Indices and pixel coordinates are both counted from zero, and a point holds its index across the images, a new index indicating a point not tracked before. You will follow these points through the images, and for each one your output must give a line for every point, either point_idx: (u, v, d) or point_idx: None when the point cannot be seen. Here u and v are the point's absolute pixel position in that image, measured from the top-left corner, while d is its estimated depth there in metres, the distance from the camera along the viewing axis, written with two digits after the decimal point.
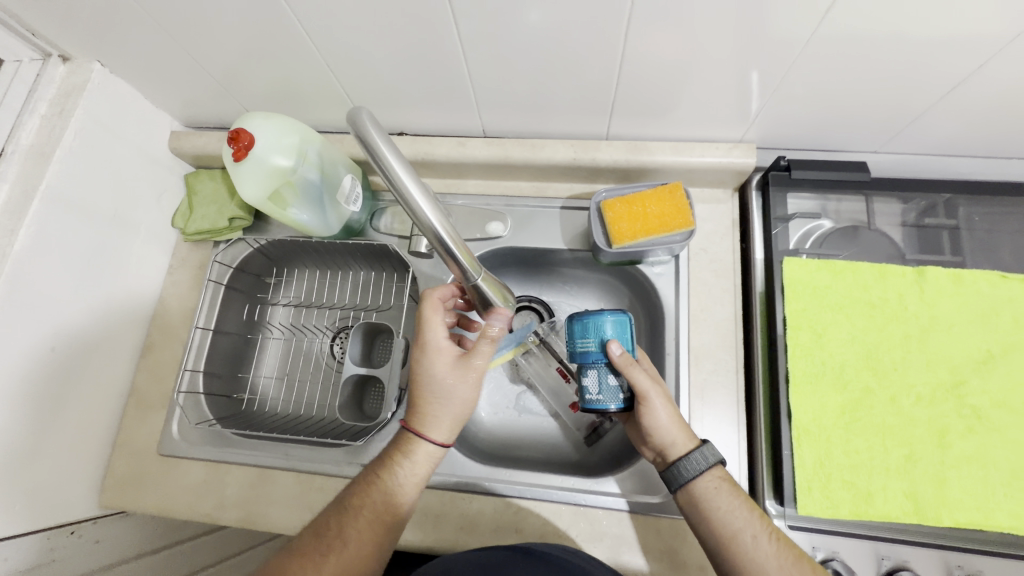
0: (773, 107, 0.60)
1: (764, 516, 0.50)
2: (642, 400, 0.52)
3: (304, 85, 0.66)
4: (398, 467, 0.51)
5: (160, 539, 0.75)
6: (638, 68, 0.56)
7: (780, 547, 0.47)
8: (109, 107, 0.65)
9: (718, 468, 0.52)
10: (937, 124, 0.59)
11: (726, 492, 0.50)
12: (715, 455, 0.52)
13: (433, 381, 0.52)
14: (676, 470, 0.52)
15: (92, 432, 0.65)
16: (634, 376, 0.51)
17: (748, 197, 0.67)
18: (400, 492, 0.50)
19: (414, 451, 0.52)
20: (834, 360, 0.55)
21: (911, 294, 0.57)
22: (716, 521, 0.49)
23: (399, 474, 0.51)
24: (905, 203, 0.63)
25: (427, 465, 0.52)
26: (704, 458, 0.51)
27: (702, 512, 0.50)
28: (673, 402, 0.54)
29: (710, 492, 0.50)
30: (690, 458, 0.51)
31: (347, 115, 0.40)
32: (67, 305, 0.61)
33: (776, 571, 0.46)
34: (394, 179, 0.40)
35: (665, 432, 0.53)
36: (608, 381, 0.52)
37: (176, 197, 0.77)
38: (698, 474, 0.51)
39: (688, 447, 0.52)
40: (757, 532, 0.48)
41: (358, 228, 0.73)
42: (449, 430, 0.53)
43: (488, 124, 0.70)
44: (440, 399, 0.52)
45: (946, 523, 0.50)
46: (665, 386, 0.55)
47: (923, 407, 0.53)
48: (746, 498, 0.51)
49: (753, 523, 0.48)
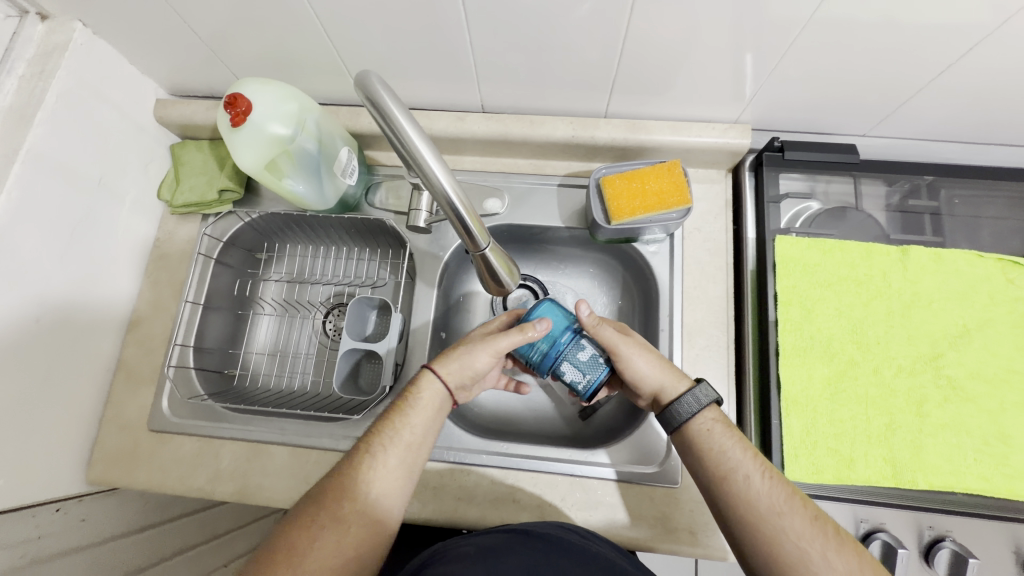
0: (769, 90, 0.61)
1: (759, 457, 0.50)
2: (619, 356, 0.55)
3: (298, 53, 0.64)
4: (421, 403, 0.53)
5: (148, 517, 0.74)
6: (641, 44, 0.56)
7: (771, 486, 0.48)
8: (92, 69, 0.62)
9: (712, 409, 0.53)
10: (922, 110, 0.61)
11: (719, 432, 0.51)
12: (709, 395, 0.53)
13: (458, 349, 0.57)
14: (670, 412, 0.53)
15: (79, 408, 0.63)
16: (600, 334, 0.55)
17: (741, 177, 0.69)
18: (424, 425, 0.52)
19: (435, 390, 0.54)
20: (822, 334, 0.58)
21: (896, 272, 0.60)
22: (709, 459, 0.50)
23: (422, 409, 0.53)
24: (890, 186, 0.65)
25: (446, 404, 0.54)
26: (695, 400, 0.53)
27: (696, 451, 0.51)
28: (651, 350, 0.56)
29: (704, 433, 0.51)
30: (682, 401, 0.52)
31: (355, 76, 0.40)
32: (52, 277, 0.59)
33: (766, 507, 0.47)
34: (404, 141, 0.41)
35: (652, 378, 0.55)
36: (581, 354, 0.55)
37: (161, 168, 0.75)
38: (691, 416, 0.52)
39: (679, 390, 0.54)
40: (750, 472, 0.49)
41: (354, 203, 0.72)
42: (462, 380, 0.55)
43: (487, 100, 0.70)
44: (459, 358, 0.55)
45: (921, 485, 0.53)
46: (639, 337, 0.57)
47: (903, 378, 0.56)
48: (742, 441, 0.52)
49: (746, 463, 0.49)
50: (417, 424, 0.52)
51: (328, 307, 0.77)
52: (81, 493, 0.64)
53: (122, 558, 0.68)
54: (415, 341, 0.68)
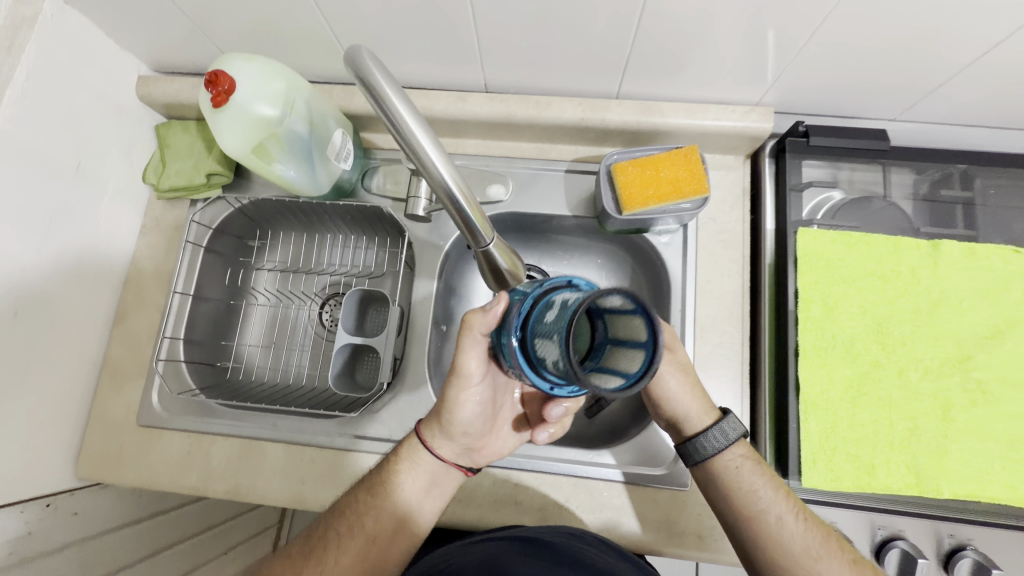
0: (795, 71, 0.57)
1: (790, 496, 0.52)
2: (651, 370, 0.53)
3: (288, 27, 0.59)
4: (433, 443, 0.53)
5: (144, 508, 0.72)
6: (658, 18, 0.52)
7: (805, 527, 0.50)
8: (66, 43, 0.58)
9: (740, 444, 0.53)
10: (959, 93, 0.57)
11: (749, 470, 0.51)
12: (737, 431, 0.53)
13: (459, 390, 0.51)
14: (695, 446, 0.52)
15: (65, 402, 0.61)
16: None
17: (761, 164, 0.64)
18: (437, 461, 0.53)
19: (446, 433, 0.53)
20: (844, 334, 0.55)
21: (924, 268, 0.56)
22: (738, 499, 0.51)
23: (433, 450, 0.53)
24: (919, 174, 0.61)
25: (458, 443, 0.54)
26: (723, 434, 0.52)
27: (722, 487, 0.51)
28: (687, 370, 0.54)
29: (732, 471, 0.51)
30: (708, 436, 0.52)
31: (346, 53, 0.36)
32: (30, 267, 0.56)
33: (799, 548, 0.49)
34: (399, 124, 0.37)
35: (680, 402, 0.53)
36: (548, 317, 0.33)
37: (146, 150, 0.71)
38: (717, 452, 0.52)
39: (706, 423, 0.53)
40: (782, 512, 0.50)
41: (349, 188, 0.68)
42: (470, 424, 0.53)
43: (490, 79, 0.65)
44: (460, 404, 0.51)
45: (945, 494, 0.50)
46: (683, 354, 0.54)
47: (930, 381, 0.53)
48: (773, 477, 0.52)
49: (779, 503, 0.50)
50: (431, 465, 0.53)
51: (324, 298, 0.73)
52: (72, 487, 0.62)
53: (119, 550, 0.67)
54: (413, 335, 0.65)
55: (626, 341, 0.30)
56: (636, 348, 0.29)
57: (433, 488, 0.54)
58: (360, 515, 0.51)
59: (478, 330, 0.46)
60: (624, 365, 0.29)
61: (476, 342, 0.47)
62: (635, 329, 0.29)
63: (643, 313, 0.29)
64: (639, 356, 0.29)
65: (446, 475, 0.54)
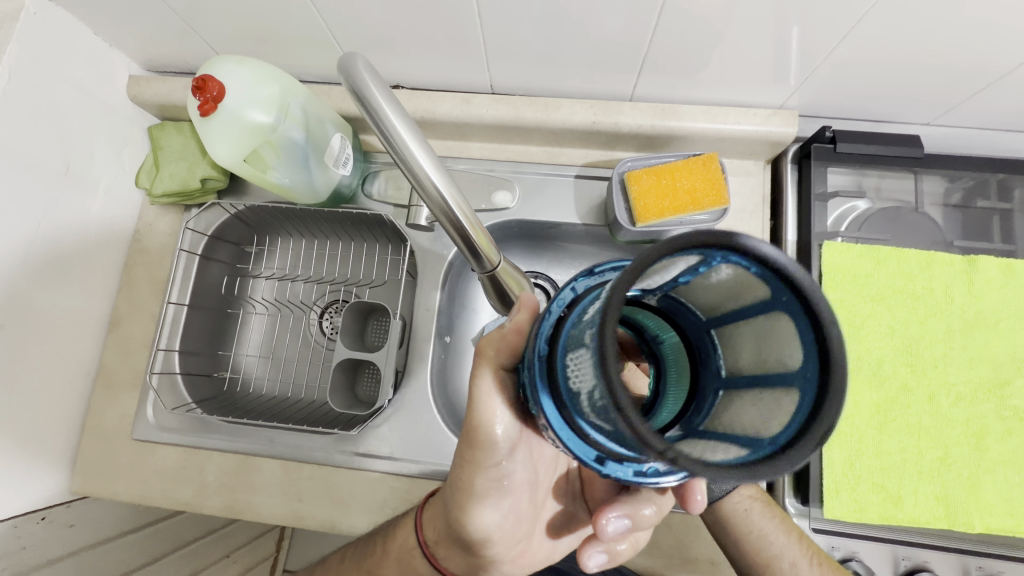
0: (824, 74, 0.53)
1: (804, 538, 0.50)
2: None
3: (282, 25, 0.56)
4: (446, 523, 0.43)
5: (146, 514, 0.69)
6: (676, 17, 0.48)
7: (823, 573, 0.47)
8: (52, 42, 0.55)
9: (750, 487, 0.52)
10: (1000, 98, 0.53)
11: (757, 512, 0.50)
12: None
13: (478, 474, 0.40)
14: None
15: (58, 414, 0.59)
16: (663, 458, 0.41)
17: (782, 170, 0.61)
18: (447, 539, 0.44)
19: (461, 526, 0.43)
20: (871, 355, 0.51)
21: (959, 286, 0.53)
22: (748, 543, 0.50)
23: (448, 530, 0.44)
24: (952, 182, 0.57)
25: (476, 536, 0.43)
26: None
27: (732, 531, 0.50)
28: None
29: (739, 514, 0.50)
30: None
31: (339, 63, 0.34)
32: (17, 275, 0.54)
33: None
34: (394, 138, 0.35)
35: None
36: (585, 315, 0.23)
37: (139, 153, 0.68)
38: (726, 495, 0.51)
39: None
40: (796, 557, 0.49)
41: (349, 194, 0.65)
42: (487, 522, 0.42)
43: (496, 79, 0.62)
44: (475, 493, 0.41)
45: (977, 528, 0.48)
46: None
47: (962, 407, 0.50)
48: (785, 519, 0.51)
49: (792, 548, 0.49)
50: (441, 541, 0.45)
51: (324, 306, 0.70)
52: (67, 499, 0.60)
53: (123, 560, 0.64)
54: (416, 348, 0.62)
55: (765, 368, 0.22)
56: (780, 388, 0.21)
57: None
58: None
59: (499, 364, 0.36)
60: (760, 416, 0.21)
61: (496, 379, 0.36)
62: (781, 338, 0.21)
63: (790, 303, 0.21)
64: (788, 404, 0.20)
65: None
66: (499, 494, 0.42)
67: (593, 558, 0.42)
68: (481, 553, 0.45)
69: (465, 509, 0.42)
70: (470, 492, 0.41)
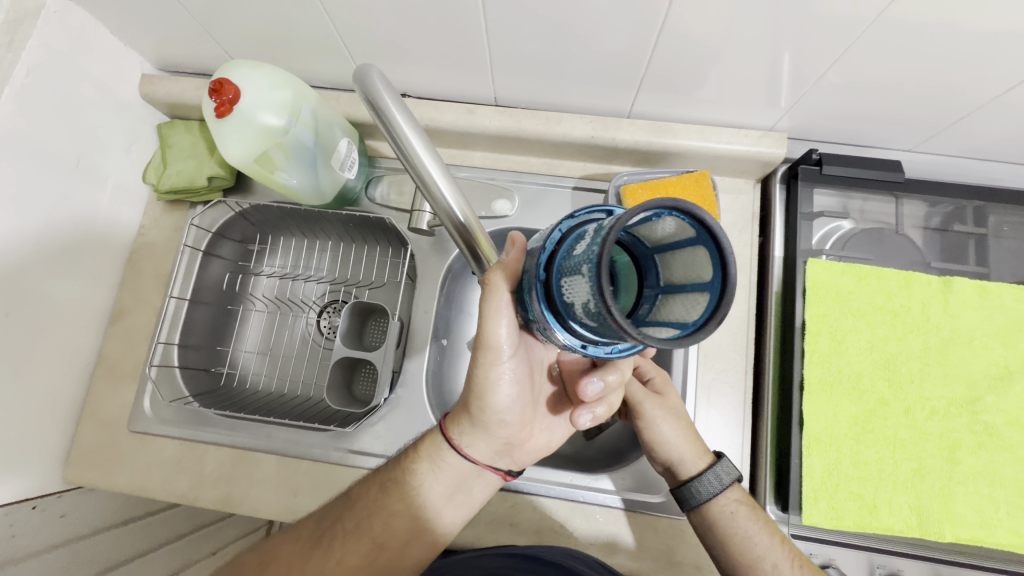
0: (811, 100, 0.56)
1: (786, 542, 0.51)
2: (642, 415, 0.54)
3: (296, 32, 0.58)
4: (470, 415, 0.46)
5: (135, 507, 0.69)
6: (674, 39, 0.50)
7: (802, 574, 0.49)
8: (70, 40, 0.57)
9: (736, 489, 0.52)
10: (976, 128, 0.56)
11: (743, 516, 0.51)
12: (731, 474, 0.52)
13: (489, 367, 0.43)
14: (690, 490, 0.51)
15: (54, 405, 0.59)
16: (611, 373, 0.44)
17: (772, 189, 0.63)
18: (471, 430, 0.47)
19: (481, 414, 0.46)
20: (852, 368, 0.54)
21: (936, 304, 0.55)
22: (731, 544, 0.50)
23: (474, 420, 0.47)
24: (932, 206, 0.60)
25: (492, 419, 0.46)
26: (718, 478, 0.51)
27: (717, 533, 0.51)
28: (680, 415, 0.54)
29: (727, 517, 0.51)
30: (703, 479, 0.51)
31: (355, 74, 0.37)
32: (22, 267, 0.54)
33: None
34: (405, 149, 0.37)
35: (673, 447, 0.52)
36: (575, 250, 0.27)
37: (148, 151, 0.69)
38: (712, 496, 0.51)
39: (700, 467, 0.52)
40: (778, 560, 0.50)
41: (352, 197, 0.67)
42: (501, 410, 0.46)
43: (500, 92, 0.64)
44: (489, 383, 0.44)
45: (948, 537, 0.50)
46: (674, 399, 0.55)
47: (937, 421, 0.52)
48: (769, 523, 0.52)
49: (775, 550, 0.50)
50: (466, 436, 0.47)
51: (323, 305, 0.72)
52: (59, 490, 0.60)
53: (113, 550, 0.63)
54: (413, 349, 0.64)
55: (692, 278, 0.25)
56: (699, 291, 0.25)
57: (463, 493, 0.49)
58: (370, 515, 0.47)
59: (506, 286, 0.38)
60: (683, 311, 0.25)
61: (503, 300, 0.38)
62: (699, 262, 0.25)
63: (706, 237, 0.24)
64: (698, 305, 0.25)
65: (477, 479, 0.49)
66: (506, 382, 0.44)
67: (581, 417, 0.46)
68: (495, 437, 0.47)
69: (478, 395, 0.45)
70: (481, 381, 0.44)
